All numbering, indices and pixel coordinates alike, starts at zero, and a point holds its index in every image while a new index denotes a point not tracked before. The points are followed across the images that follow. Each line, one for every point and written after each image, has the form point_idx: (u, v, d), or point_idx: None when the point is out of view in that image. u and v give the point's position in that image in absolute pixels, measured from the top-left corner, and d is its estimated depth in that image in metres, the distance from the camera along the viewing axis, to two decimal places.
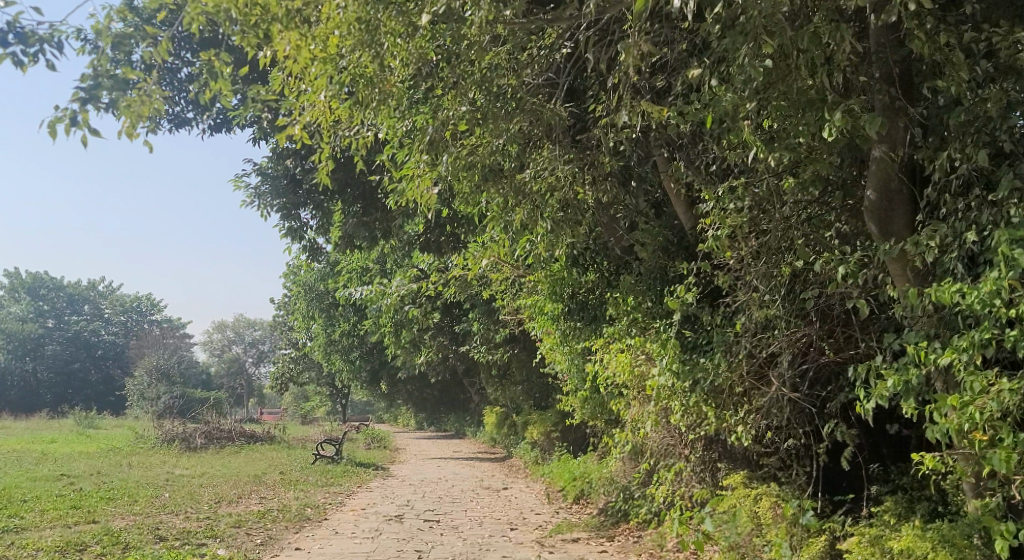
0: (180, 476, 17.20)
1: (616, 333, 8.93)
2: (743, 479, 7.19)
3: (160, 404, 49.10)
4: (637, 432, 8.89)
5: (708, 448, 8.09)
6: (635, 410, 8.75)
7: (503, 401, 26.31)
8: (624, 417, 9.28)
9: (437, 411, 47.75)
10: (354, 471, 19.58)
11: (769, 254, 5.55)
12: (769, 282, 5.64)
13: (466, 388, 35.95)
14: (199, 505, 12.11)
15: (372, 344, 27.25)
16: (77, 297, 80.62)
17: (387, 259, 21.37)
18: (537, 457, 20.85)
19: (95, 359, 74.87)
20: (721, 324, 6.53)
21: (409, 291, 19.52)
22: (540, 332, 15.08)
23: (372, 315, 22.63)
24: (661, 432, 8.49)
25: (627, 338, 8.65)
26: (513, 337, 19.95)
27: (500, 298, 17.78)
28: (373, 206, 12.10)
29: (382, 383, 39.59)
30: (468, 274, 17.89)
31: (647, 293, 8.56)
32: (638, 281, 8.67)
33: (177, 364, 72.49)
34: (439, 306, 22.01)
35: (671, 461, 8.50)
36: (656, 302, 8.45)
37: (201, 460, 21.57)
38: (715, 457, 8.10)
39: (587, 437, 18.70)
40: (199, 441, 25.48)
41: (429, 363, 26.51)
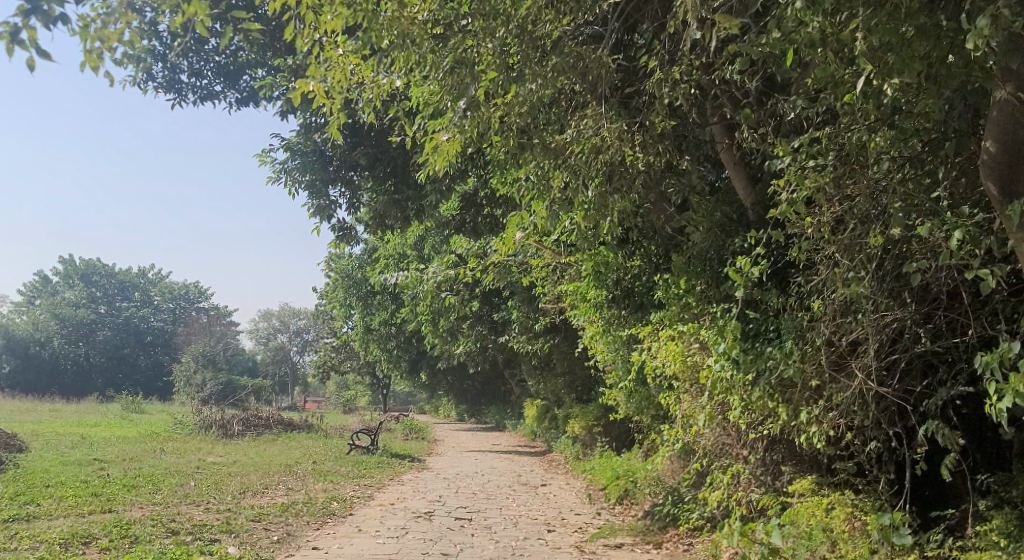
0: (209, 465, 16.71)
1: (666, 319, 8.07)
2: (813, 486, 6.38)
3: (203, 390, 49.21)
4: (688, 429, 8.05)
5: (770, 448, 7.22)
6: (686, 405, 7.90)
7: (544, 394, 25.53)
8: (673, 413, 8.44)
9: (478, 403, 47.22)
10: (390, 463, 18.98)
11: (859, 219, 4.74)
12: (856, 254, 4.83)
13: (507, 380, 35.22)
14: (221, 496, 11.53)
15: (411, 333, 26.67)
16: (125, 283, 81.70)
17: (426, 245, 20.74)
18: (578, 452, 20.06)
19: (142, 345, 75.76)
20: (792, 306, 5.71)
21: (447, 278, 18.89)
22: (583, 322, 14.28)
23: (411, 303, 22.03)
24: (715, 431, 7.64)
25: (678, 325, 7.82)
26: (554, 327, 19.21)
27: (541, 285, 17.05)
28: (407, 184, 11.40)
29: (422, 373, 39.09)
30: (508, 260, 17.19)
31: (703, 274, 7.70)
32: (692, 262, 7.81)
33: (222, 351, 73.02)
34: (479, 294, 21.36)
35: (727, 462, 7.64)
36: (713, 285, 7.60)
37: (235, 448, 21.13)
38: (778, 458, 7.24)
39: (631, 432, 17.87)
40: (235, 428, 25.11)
41: (468, 353, 25.83)
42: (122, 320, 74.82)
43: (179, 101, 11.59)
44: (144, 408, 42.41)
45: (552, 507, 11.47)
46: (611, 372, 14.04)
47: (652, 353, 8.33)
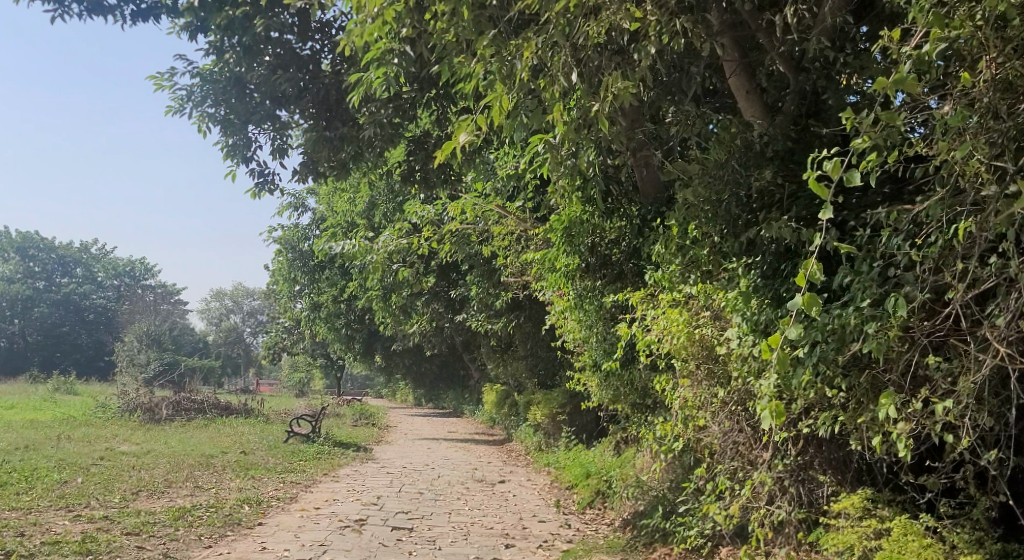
0: (119, 455, 14.64)
1: (666, 281, 6.26)
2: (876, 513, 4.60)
3: (146, 371, 46.75)
4: (690, 424, 6.33)
5: (806, 448, 5.37)
6: (690, 391, 6.12)
7: (504, 378, 23.73)
8: (670, 403, 6.73)
9: (436, 386, 45.41)
10: (333, 453, 17.08)
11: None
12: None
13: (466, 363, 33.30)
14: (109, 497, 9.53)
15: (362, 311, 24.73)
16: (69, 260, 78.31)
17: (376, 212, 18.80)
18: (541, 442, 18.33)
19: (85, 323, 72.64)
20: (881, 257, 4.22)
21: (398, 247, 17.05)
22: (551, 297, 12.53)
23: (359, 278, 20.09)
24: (728, 429, 5.90)
25: (683, 289, 6.10)
26: (517, 305, 17.41)
27: (504, 255, 15.30)
28: (342, 122, 9.52)
29: (377, 355, 37.16)
30: (467, 227, 15.42)
31: (719, 217, 5.76)
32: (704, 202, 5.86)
33: (170, 330, 70.15)
34: (435, 268, 19.54)
35: (742, 465, 5.88)
36: (730, 231, 5.69)
37: (161, 435, 19.05)
38: (813, 462, 5.38)
39: (599, 421, 16.19)
40: (164, 412, 22.93)
41: (424, 333, 23.98)
42: (64, 297, 71.59)
43: (63, 16, 9.47)
44: (80, 389, 39.89)
45: (511, 512, 9.69)
46: (582, 353, 12.31)
47: (646, 324, 6.52)
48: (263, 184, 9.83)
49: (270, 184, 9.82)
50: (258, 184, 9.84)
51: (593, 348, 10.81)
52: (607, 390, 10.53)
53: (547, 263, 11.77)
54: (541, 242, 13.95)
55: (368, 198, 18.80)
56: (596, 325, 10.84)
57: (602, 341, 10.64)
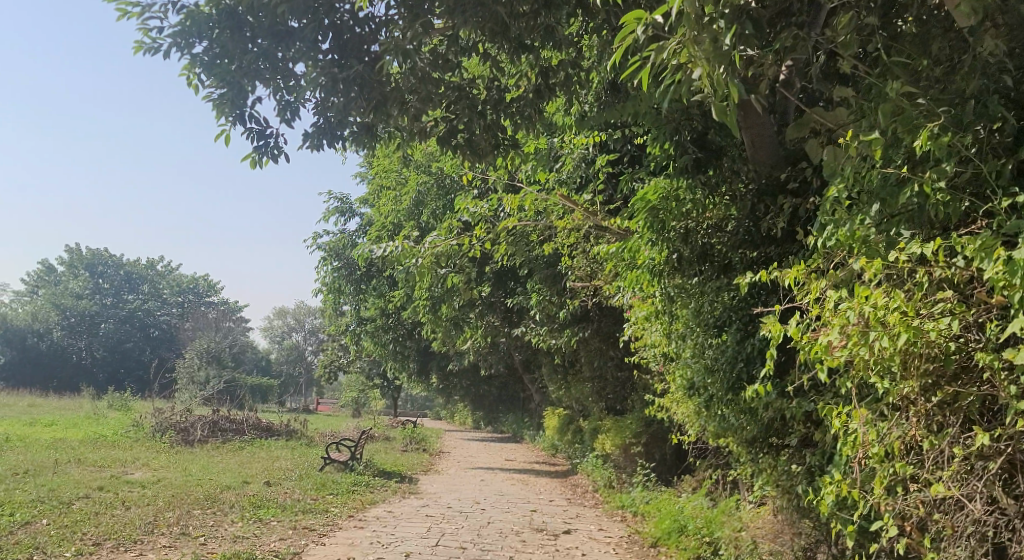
0: (120, 484, 12.60)
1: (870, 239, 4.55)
2: None
3: (200, 389, 45.48)
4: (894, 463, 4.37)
5: None
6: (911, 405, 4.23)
7: (568, 403, 21.40)
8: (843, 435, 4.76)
9: (496, 408, 43.23)
10: (372, 486, 14.91)
11: None
12: None
13: (526, 384, 30.95)
14: (55, 551, 7.34)
15: (412, 326, 22.66)
16: (132, 276, 78.72)
17: (425, 211, 16.67)
18: (611, 478, 15.92)
19: (148, 340, 72.53)
20: None
21: (447, 249, 14.89)
22: (631, 304, 10.17)
23: (407, 287, 18.01)
24: (967, 478, 4.05)
25: (897, 257, 4.19)
26: (585, 317, 15.04)
27: (570, 258, 13.05)
28: (359, 61, 7.46)
29: (434, 375, 35.11)
30: (525, 221, 13.20)
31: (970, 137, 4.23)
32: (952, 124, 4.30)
33: (229, 347, 69.39)
34: (490, 276, 17.34)
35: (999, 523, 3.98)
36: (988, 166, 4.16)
37: (186, 459, 17.09)
38: None
39: (684, 452, 14.33)
40: (196, 434, 21.02)
41: (479, 349, 21.76)
42: (124, 312, 71.47)
43: None
44: (128, 405, 38.56)
45: None
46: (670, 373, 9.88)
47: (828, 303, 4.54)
48: (265, 149, 7.43)
49: (275, 148, 7.43)
50: (257, 149, 7.45)
51: (687, 367, 8.29)
52: (708, 421, 8.07)
53: (627, 260, 9.44)
54: (616, 239, 11.67)
55: (415, 196, 16.72)
56: (691, 337, 8.26)
57: (701, 356, 8.09)
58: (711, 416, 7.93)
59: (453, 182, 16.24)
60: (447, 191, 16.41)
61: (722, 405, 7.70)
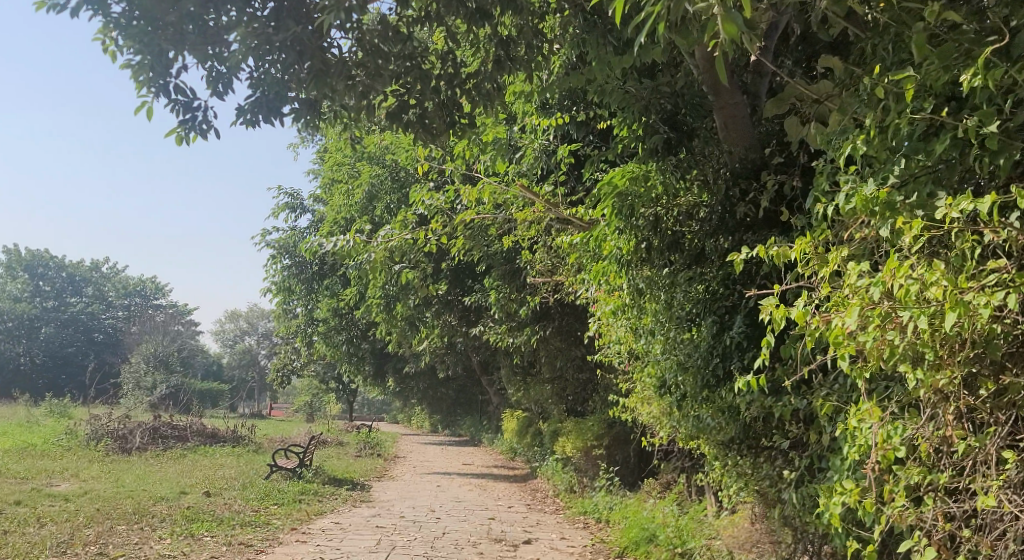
0: (43, 497, 11.67)
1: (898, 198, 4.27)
2: None
3: (148, 394, 44.04)
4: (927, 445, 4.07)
5: None
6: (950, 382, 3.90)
7: (528, 404, 20.79)
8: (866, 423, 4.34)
9: (454, 410, 42.46)
10: (321, 495, 14.14)
11: None
12: None
13: (484, 386, 30.27)
14: None
15: (366, 326, 21.86)
16: (78, 279, 76.43)
17: (378, 205, 15.91)
18: (572, 483, 15.32)
19: (94, 344, 70.41)
20: None
21: (400, 244, 14.17)
22: (596, 296, 9.55)
23: (360, 285, 17.24)
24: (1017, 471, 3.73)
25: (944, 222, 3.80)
26: (545, 315, 14.41)
27: (530, 252, 12.42)
28: (297, 25, 6.60)
29: (390, 377, 34.26)
30: (482, 214, 12.54)
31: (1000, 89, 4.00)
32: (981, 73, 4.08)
33: (179, 351, 67.61)
34: (447, 273, 16.64)
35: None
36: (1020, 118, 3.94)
37: (122, 469, 16.13)
38: None
39: (649, 451, 13.96)
40: (136, 441, 19.99)
41: (436, 350, 21.03)
42: (69, 316, 69.29)
43: None
44: (71, 411, 37.14)
45: None
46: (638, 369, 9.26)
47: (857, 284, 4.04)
48: (192, 123, 6.71)
49: (203, 123, 6.70)
50: (182, 123, 6.72)
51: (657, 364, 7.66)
52: (680, 422, 7.47)
53: (592, 250, 8.78)
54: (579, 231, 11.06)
55: (367, 188, 15.96)
56: (662, 331, 7.63)
57: (673, 352, 7.47)
58: (684, 416, 7.32)
59: (407, 173, 15.51)
60: (401, 184, 15.67)
61: (696, 404, 7.09)
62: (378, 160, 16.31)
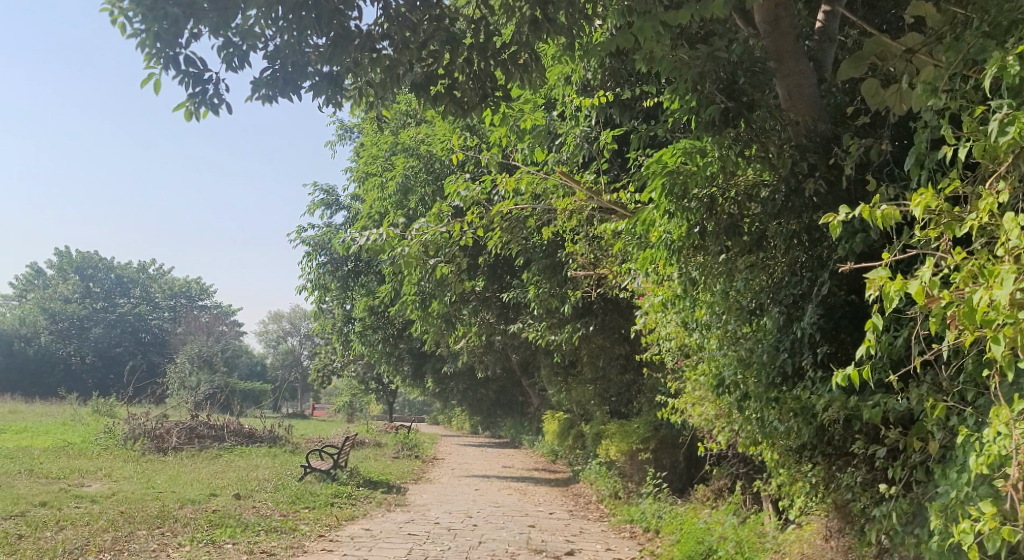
0: (67, 499, 11.26)
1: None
2: None
3: (190, 394, 44.13)
4: None
5: None
6: None
7: (569, 405, 20.13)
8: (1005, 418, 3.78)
9: (494, 411, 41.90)
10: (355, 498, 13.60)
11: None
12: None
13: (525, 386, 29.62)
14: None
15: (403, 325, 21.35)
16: (124, 279, 77.38)
17: (414, 197, 15.34)
18: (617, 488, 14.59)
19: (139, 345, 71.14)
20: None
21: (436, 237, 13.57)
22: (643, 287, 8.83)
23: (396, 281, 16.70)
24: None
25: None
26: (588, 311, 13.70)
27: (572, 243, 11.75)
28: None
29: (429, 378, 33.78)
30: (521, 203, 11.89)
31: None
32: None
33: (221, 352, 68.02)
34: (484, 268, 16.02)
35: None
36: None
37: (155, 469, 15.78)
38: None
39: (698, 455, 13.46)
40: (170, 441, 19.67)
41: (474, 349, 20.45)
42: (115, 317, 70.13)
43: None
44: (113, 410, 37.24)
45: None
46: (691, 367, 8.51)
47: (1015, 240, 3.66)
48: (202, 97, 5.97)
49: (215, 96, 5.97)
50: (191, 97, 5.96)
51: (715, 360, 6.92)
52: (741, 424, 6.72)
53: (640, 236, 8.05)
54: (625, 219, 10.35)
55: (402, 181, 15.40)
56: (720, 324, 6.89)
57: (733, 347, 6.72)
58: (746, 418, 6.57)
59: (443, 165, 14.92)
60: (437, 175, 15.08)
61: (759, 404, 6.33)
62: (414, 151, 15.74)
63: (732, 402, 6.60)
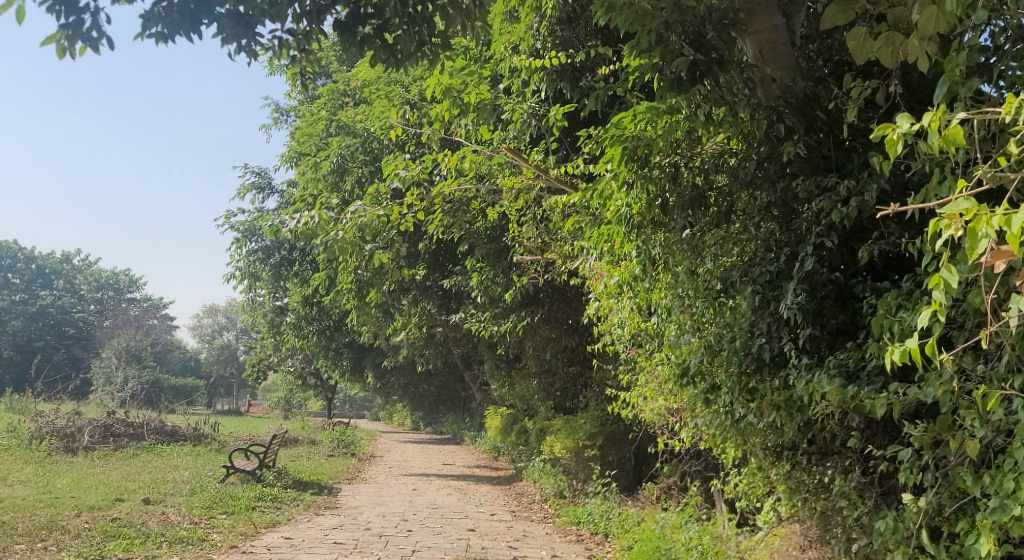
0: None
1: None
2: None
3: (118, 389, 42.28)
4: None
5: None
6: None
7: (512, 400, 19.40)
8: None
9: (435, 406, 41.05)
10: (280, 501, 12.64)
11: None
12: None
13: (467, 381, 28.81)
14: None
15: (338, 317, 20.33)
16: (49, 271, 74.29)
17: (348, 178, 14.37)
18: (561, 487, 13.89)
19: (65, 339, 68.36)
20: None
21: (371, 220, 12.65)
22: (596, 269, 8.04)
23: (329, 269, 15.70)
24: None
25: None
26: (533, 300, 12.95)
27: (519, 226, 10.96)
28: None
29: (368, 372, 32.78)
30: (462, 182, 11.04)
31: None
32: None
33: (153, 346, 65.72)
34: (424, 255, 15.14)
35: None
36: None
37: (62, 471, 14.56)
38: None
39: (645, 450, 13.03)
40: (84, 441, 18.37)
41: (413, 341, 19.57)
42: (40, 310, 67.23)
43: None
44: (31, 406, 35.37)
45: None
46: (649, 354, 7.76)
47: None
48: (78, 30, 5.01)
49: (94, 30, 4.99)
50: (64, 30, 5.00)
51: (680, 345, 6.16)
52: (711, 419, 5.99)
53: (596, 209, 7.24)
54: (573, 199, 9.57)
55: (335, 161, 14.39)
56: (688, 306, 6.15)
57: (701, 332, 5.98)
58: (718, 411, 5.85)
59: (380, 144, 13.96)
60: (374, 156, 14.11)
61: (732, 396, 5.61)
62: (349, 130, 14.73)
63: (700, 394, 5.88)
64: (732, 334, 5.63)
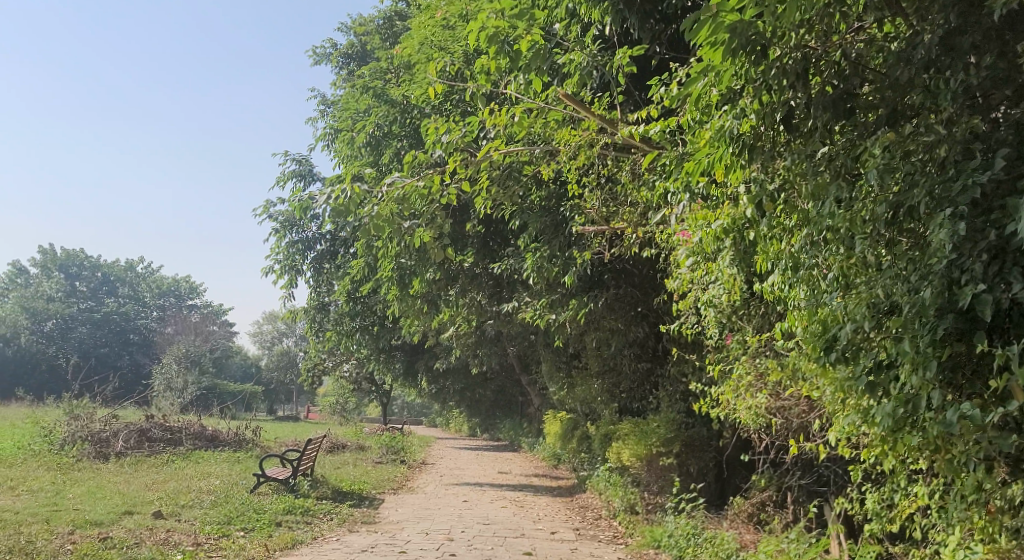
0: None
1: None
2: None
3: (172, 394, 41.60)
4: None
5: None
6: None
7: (573, 403, 17.77)
8: None
9: (492, 411, 39.60)
10: (312, 516, 11.09)
11: None
12: None
13: (524, 384, 27.23)
14: None
15: (384, 314, 18.87)
16: (111, 277, 74.89)
17: (387, 151, 12.84)
18: (632, 500, 12.16)
19: (126, 344, 68.67)
20: None
21: (410, 193, 11.06)
22: (686, 218, 6.31)
23: (369, 257, 14.20)
24: None
25: None
26: (596, 283, 11.10)
27: (585, 189, 9.30)
28: None
29: (421, 376, 31.43)
30: (512, 138, 9.38)
31: None
32: None
33: (211, 352, 65.57)
34: (473, 239, 13.56)
35: None
36: None
37: (81, 479, 13.23)
38: None
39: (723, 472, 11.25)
40: (116, 446, 17.14)
41: (465, 338, 18.04)
42: (101, 316, 67.56)
43: None
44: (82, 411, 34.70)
45: None
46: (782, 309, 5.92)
47: None
48: None
49: None
50: None
51: (825, 304, 4.42)
52: (876, 408, 4.26)
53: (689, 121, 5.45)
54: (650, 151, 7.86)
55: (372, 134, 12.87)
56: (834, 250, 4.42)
57: (857, 286, 4.27)
58: (894, 396, 4.17)
59: (421, 113, 12.42)
60: (414, 127, 12.57)
61: (922, 376, 3.87)
62: (388, 100, 13.22)
63: (862, 377, 4.18)
64: (918, 284, 3.91)
